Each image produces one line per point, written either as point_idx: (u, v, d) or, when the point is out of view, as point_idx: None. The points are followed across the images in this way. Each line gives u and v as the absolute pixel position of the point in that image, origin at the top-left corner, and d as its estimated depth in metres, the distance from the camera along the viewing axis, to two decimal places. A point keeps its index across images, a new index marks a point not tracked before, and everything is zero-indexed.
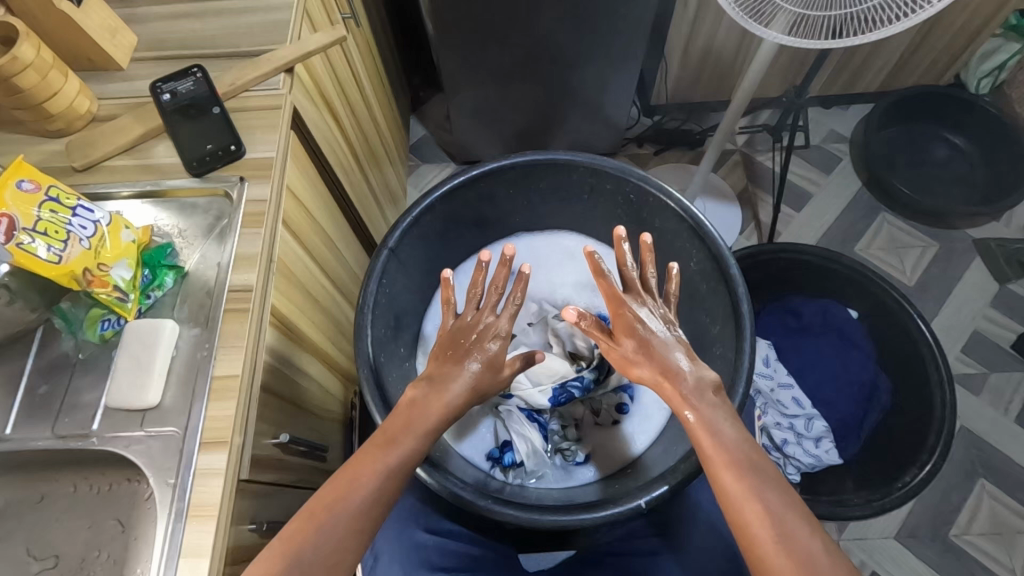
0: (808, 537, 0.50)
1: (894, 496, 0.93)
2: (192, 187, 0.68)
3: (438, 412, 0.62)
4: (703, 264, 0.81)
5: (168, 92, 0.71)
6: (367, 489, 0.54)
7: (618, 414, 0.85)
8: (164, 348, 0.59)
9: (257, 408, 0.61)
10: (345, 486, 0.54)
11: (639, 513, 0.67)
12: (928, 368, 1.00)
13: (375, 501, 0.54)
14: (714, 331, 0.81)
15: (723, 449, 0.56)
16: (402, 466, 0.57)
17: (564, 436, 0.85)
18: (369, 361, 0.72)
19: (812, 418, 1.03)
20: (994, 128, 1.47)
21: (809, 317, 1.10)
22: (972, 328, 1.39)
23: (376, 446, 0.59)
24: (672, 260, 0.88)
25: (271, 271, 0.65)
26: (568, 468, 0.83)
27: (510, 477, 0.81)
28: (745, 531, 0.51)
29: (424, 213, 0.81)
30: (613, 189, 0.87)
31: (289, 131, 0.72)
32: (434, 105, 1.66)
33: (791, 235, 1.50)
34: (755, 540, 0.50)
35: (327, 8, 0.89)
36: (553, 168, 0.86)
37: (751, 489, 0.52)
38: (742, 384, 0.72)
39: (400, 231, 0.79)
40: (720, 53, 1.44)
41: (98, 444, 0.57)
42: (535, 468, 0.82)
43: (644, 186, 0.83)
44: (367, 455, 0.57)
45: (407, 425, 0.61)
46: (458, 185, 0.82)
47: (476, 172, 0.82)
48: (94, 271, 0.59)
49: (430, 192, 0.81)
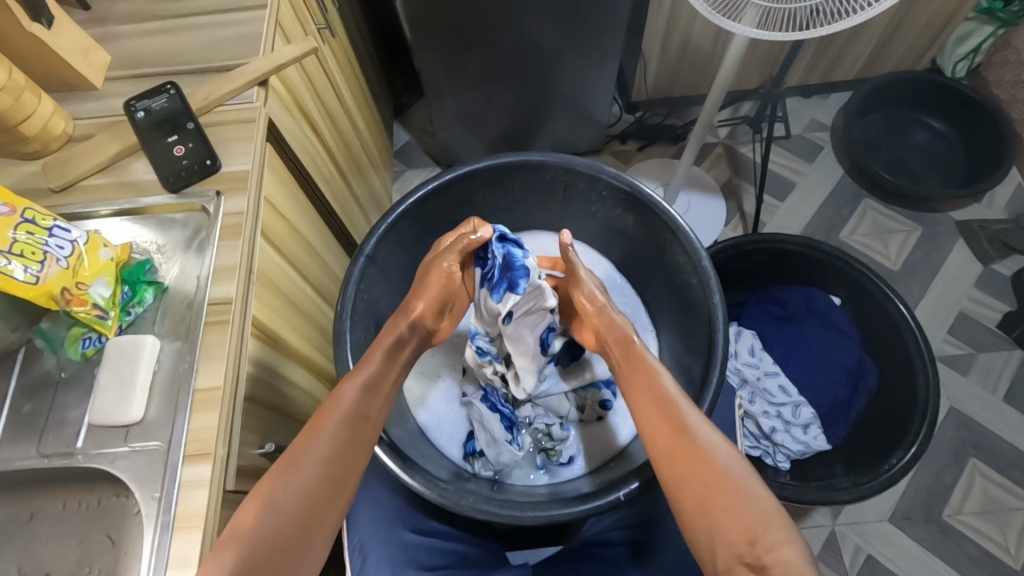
0: (710, 436, 0.60)
1: (881, 478, 0.93)
2: (169, 203, 0.68)
3: (375, 361, 0.67)
4: (678, 257, 0.82)
5: (142, 110, 0.71)
6: (309, 474, 0.56)
7: (603, 409, 0.86)
8: (145, 364, 0.59)
9: (240, 418, 0.61)
10: (279, 480, 0.55)
11: (618, 504, 0.68)
12: (911, 351, 1.01)
13: (318, 487, 0.56)
14: (690, 323, 0.82)
15: (631, 367, 0.69)
16: (347, 435, 0.60)
17: (549, 435, 0.84)
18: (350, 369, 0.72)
19: (799, 404, 1.04)
20: (972, 111, 1.49)
21: (793, 305, 1.12)
22: (959, 310, 1.41)
23: (310, 428, 0.60)
24: (650, 255, 0.88)
25: (250, 281, 0.66)
26: (553, 467, 0.84)
27: (478, 468, 0.81)
28: (655, 430, 0.63)
29: (400, 218, 0.82)
30: (587, 187, 0.87)
31: (264, 143, 0.73)
32: (417, 110, 1.68)
33: (776, 224, 1.52)
34: (659, 435, 0.62)
35: (301, 18, 0.90)
36: (526, 169, 0.86)
37: (655, 393, 0.65)
38: (716, 373, 0.72)
39: (376, 237, 0.80)
40: (697, 47, 1.46)
41: (83, 462, 0.57)
42: (497, 458, 0.80)
43: (617, 182, 0.84)
44: (306, 439, 0.58)
45: (339, 392, 0.63)
46: (432, 191, 0.83)
47: (449, 177, 0.83)
48: (72, 289, 0.59)
49: (405, 198, 0.82)
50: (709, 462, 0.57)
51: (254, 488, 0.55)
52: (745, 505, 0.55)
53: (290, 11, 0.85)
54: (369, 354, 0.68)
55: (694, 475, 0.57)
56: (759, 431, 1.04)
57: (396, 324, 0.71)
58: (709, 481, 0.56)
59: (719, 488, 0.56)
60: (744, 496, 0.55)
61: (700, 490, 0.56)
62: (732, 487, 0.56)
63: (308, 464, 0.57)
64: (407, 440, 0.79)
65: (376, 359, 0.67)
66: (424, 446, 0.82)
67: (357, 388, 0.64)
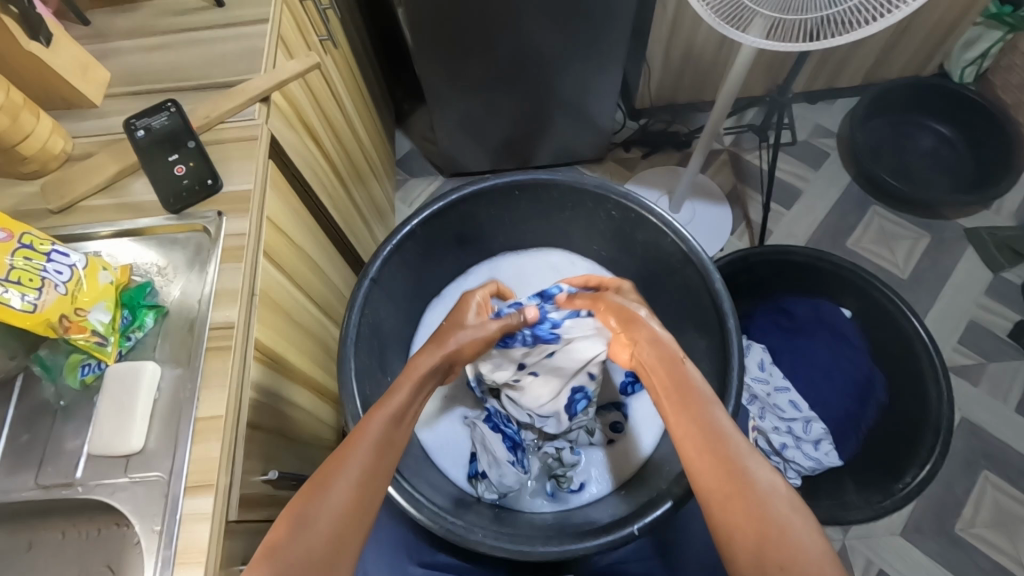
0: (760, 469, 0.53)
1: (896, 497, 0.92)
2: (169, 224, 0.67)
3: (403, 391, 0.62)
4: (689, 278, 0.80)
5: (142, 129, 0.70)
6: (339, 499, 0.52)
7: (613, 433, 0.86)
8: (146, 391, 0.58)
9: (243, 444, 0.60)
10: (310, 501, 0.52)
11: (631, 539, 0.67)
12: (923, 365, 0.99)
13: (348, 514, 0.52)
14: (702, 348, 0.81)
15: (671, 389, 0.60)
16: (375, 461, 0.56)
17: (559, 460, 0.83)
18: (355, 395, 0.70)
19: (810, 420, 1.02)
20: (979, 115, 1.47)
21: (801, 316, 1.10)
22: (968, 318, 1.39)
23: (341, 453, 0.56)
24: (658, 277, 0.88)
25: (253, 303, 0.64)
26: (564, 494, 0.82)
27: (483, 491, 0.80)
28: (701, 464, 0.55)
29: (404, 240, 0.81)
30: (595, 206, 0.86)
31: (267, 160, 0.71)
32: (419, 118, 1.67)
33: (782, 232, 1.50)
34: (708, 469, 0.54)
35: (303, 30, 0.88)
36: (533, 188, 0.85)
37: (702, 422, 0.56)
38: (732, 400, 0.71)
39: (381, 259, 0.78)
40: (702, 53, 1.44)
41: (82, 493, 0.56)
42: (500, 480, 0.79)
43: (625, 203, 0.82)
44: (338, 460, 0.55)
45: (367, 421, 0.59)
46: (436, 212, 0.82)
47: (455, 197, 0.82)
48: (71, 316, 0.58)
49: (409, 218, 0.81)
50: (767, 511, 0.50)
51: (285, 508, 0.53)
52: (806, 561, 0.47)
53: (292, 26, 0.84)
54: (395, 387, 0.63)
55: (751, 522, 0.50)
56: (770, 448, 1.01)
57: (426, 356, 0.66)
58: (769, 531, 0.49)
59: (780, 542, 0.48)
60: (803, 550, 0.48)
61: (752, 538, 0.49)
62: (792, 542, 0.48)
63: (337, 488, 0.53)
64: (411, 467, 0.77)
65: (403, 390, 0.62)
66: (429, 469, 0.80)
67: (385, 416, 0.59)
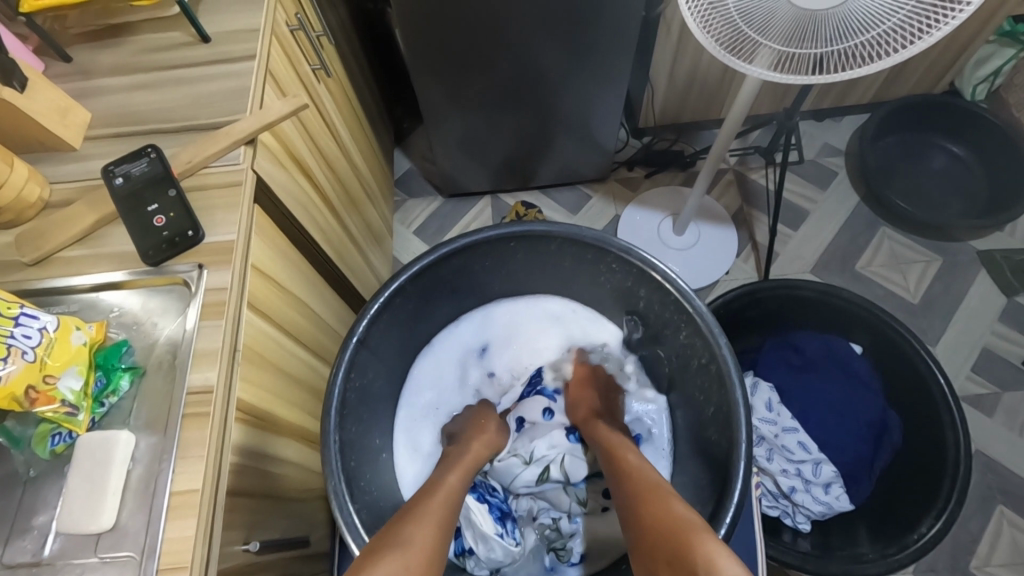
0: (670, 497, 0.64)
1: (910, 550, 0.87)
2: (147, 278, 0.64)
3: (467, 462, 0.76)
4: (693, 338, 0.78)
5: (121, 176, 0.67)
6: (425, 529, 0.61)
7: (606, 501, 0.83)
8: (119, 464, 0.55)
9: (222, 518, 0.56)
10: (398, 530, 0.61)
11: None
12: (940, 408, 0.95)
13: (435, 541, 0.61)
14: (710, 411, 0.78)
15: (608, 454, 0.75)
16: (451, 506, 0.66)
17: (557, 531, 0.81)
18: (338, 472, 0.67)
19: (820, 462, 0.97)
20: (993, 135, 1.43)
21: (813, 353, 1.05)
22: (982, 345, 1.35)
23: (427, 493, 0.68)
24: (661, 332, 0.85)
25: (235, 363, 0.61)
26: (562, 566, 0.80)
27: (471, 566, 0.77)
28: (625, 493, 0.68)
29: (394, 295, 0.77)
30: (594, 258, 0.83)
31: (251, 208, 0.68)
32: (418, 137, 1.64)
33: (790, 255, 1.46)
34: (627, 499, 0.67)
35: (294, 62, 0.85)
36: (529, 239, 0.82)
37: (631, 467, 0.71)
38: (740, 477, 0.68)
39: (367, 318, 0.74)
40: (707, 72, 1.41)
41: (50, 574, 0.53)
42: (489, 555, 0.76)
43: (626, 256, 0.79)
44: (425, 499, 0.66)
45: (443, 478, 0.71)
46: (427, 265, 0.78)
47: (446, 251, 0.79)
48: (39, 386, 0.55)
49: (397, 274, 0.77)
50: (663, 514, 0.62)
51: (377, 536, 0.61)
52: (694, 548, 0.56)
53: (283, 62, 0.81)
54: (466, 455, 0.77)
55: (654, 527, 0.61)
56: (777, 490, 0.99)
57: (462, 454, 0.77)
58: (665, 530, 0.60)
59: (675, 536, 0.59)
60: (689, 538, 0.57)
61: (656, 543, 0.60)
62: (686, 536, 0.58)
63: (426, 522, 0.62)
64: None
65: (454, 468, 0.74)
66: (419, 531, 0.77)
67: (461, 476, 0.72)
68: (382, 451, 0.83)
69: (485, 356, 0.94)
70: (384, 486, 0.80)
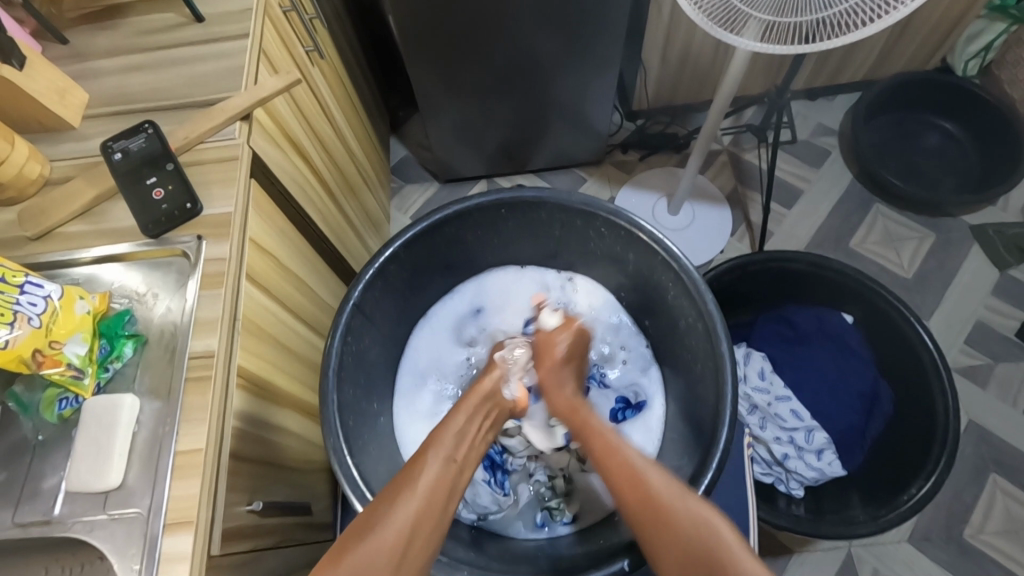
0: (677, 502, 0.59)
1: (901, 510, 0.89)
2: (148, 250, 0.66)
3: (461, 413, 0.69)
4: (681, 299, 0.79)
5: (119, 151, 0.68)
6: (405, 511, 0.58)
7: None
8: (125, 427, 0.57)
9: (226, 478, 0.58)
10: (374, 515, 0.58)
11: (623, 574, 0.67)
12: (928, 373, 0.97)
13: (414, 527, 0.57)
14: (696, 369, 0.80)
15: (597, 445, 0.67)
16: (439, 480, 0.61)
17: (552, 489, 0.84)
18: (338, 429, 0.69)
19: (812, 429, 1.00)
20: (983, 112, 1.44)
21: (805, 326, 1.07)
22: (975, 319, 1.36)
23: (409, 472, 0.62)
24: (650, 296, 0.87)
25: (236, 331, 0.63)
26: (554, 525, 0.82)
27: (462, 513, 0.81)
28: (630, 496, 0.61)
29: (388, 262, 0.79)
30: (584, 225, 0.85)
31: (248, 182, 0.70)
32: (414, 125, 1.65)
33: (785, 234, 1.47)
34: (635, 511, 0.60)
35: (287, 43, 0.86)
36: (519, 206, 0.84)
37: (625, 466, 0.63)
38: (725, 429, 0.70)
39: (363, 282, 0.77)
40: (699, 53, 1.42)
41: (61, 532, 0.55)
42: (475, 500, 0.81)
43: (615, 219, 0.81)
44: (407, 474, 0.62)
45: (429, 446, 0.64)
46: (419, 234, 0.81)
47: (438, 218, 0.81)
48: (46, 350, 0.57)
49: (391, 241, 0.79)
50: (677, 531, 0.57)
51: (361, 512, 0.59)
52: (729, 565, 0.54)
53: (276, 41, 0.82)
54: (456, 411, 0.69)
55: (679, 548, 0.57)
56: (771, 457, 1.00)
57: (484, 382, 0.74)
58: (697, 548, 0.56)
59: (709, 559, 0.55)
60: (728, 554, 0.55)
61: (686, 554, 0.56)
62: (719, 553, 0.55)
63: (403, 502, 0.58)
64: None
65: (461, 416, 0.69)
66: None
67: (441, 456, 0.63)
68: (381, 415, 0.85)
69: (481, 318, 0.95)
70: (384, 454, 0.82)
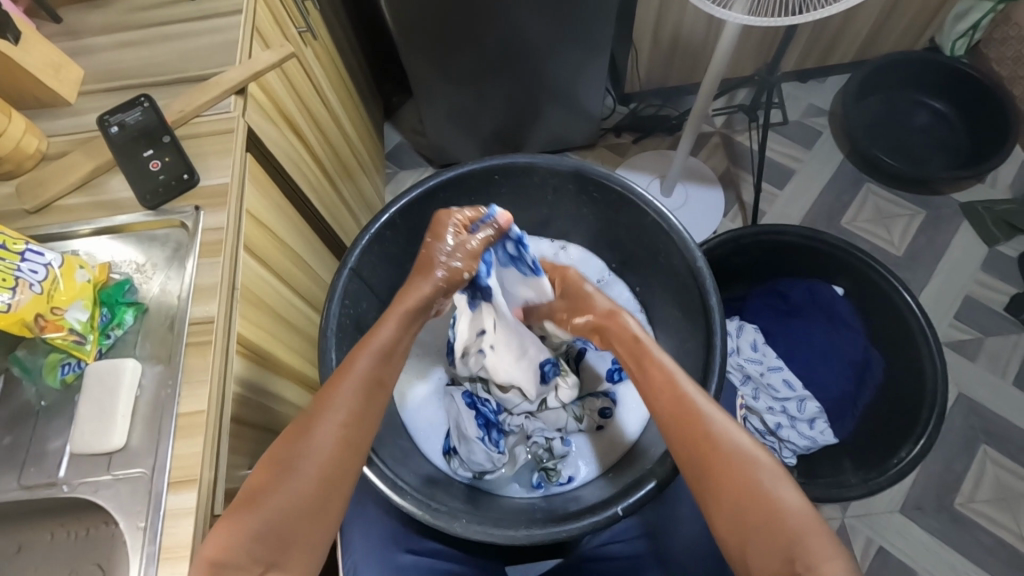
0: (737, 434, 0.61)
1: (890, 473, 0.91)
2: (146, 221, 0.66)
3: (388, 323, 0.66)
4: (672, 259, 0.82)
5: (116, 125, 0.69)
6: (323, 440, 0.58)
7: (602, 419, 0.87)
8: (127, 390, 0.58)
9: (228, 441, 0.59)
10: (292, 448, 0.57)
11: (616, 519, 0.69)
12: (918, 342, 0.98)
13: (330, 460, 0.57)
14: (688, 329, 0.82)
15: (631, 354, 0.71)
16: (361, 402, 0.61)
17: (549, 451, 0.85)
18: None
19: (804, 399, 1.02)
20: (971, 90, 1.45)
21: (797, 298, 1.09)
22: (965, 294, 1.38)
23: (322, 399, 0.60)
24: (643, 260, 0.88)
25: (235, 298, 0.64)
26: (552, 486, 0.84)
27: (461, 472, 0.84)
28: (686, 439, 0.62)
29: (384, 228, 0.81)
30: (576, 189, 0.87)
31: (244, 153, 0.71)
32: (408, 110, 1.65)
33: (777, 213, 1.49)
34: (691, 448, 0.61)
35: (280, 21, 0.87)
36: (513, 172, 0.85)
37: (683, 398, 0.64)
38: (715, 379, 0.72)
39: (360, 247, 0.79)
40: (690, 35, 1.42)
41: (67, 492, 0.56)
42: (470, 457, 0.82)
43: (607, 182, 0.83)
44: (325, 400, 0.60)
45: (352, 359, 0.63)
46: (415, 200, 0.82)
47: (434, 183, 0.82)
48: (48, 315, 0.58)
49: (387, 207, 0.81)
50: (742, 463, 0.58)
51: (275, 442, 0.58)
52: (783, 516, 0.55)
53: (268, 17, 0.82)
54: (382, 320, 0.66)
55: (730, 488, 0.58)
56: (764, 428, 1.02)
57: (420, 287, 0.68)
58: (757, 498, 0.56)
59: (753, 492, 0.57)
60: (785, 507, 0.56)
61: (745, 497, 0.57)
62: (767, 494, 0.56)
63: (323, 430, 0.58)
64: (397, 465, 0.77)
65: (389, 326, 0.66)
66: (416, 464, 0.82)
67: (371, 356, 0.63)
68: None
69: None
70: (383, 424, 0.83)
